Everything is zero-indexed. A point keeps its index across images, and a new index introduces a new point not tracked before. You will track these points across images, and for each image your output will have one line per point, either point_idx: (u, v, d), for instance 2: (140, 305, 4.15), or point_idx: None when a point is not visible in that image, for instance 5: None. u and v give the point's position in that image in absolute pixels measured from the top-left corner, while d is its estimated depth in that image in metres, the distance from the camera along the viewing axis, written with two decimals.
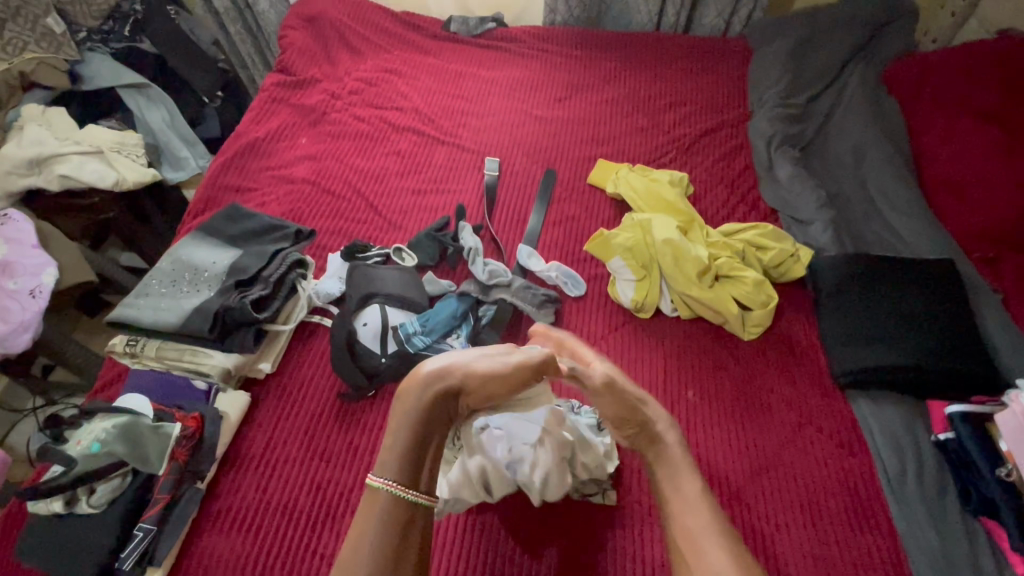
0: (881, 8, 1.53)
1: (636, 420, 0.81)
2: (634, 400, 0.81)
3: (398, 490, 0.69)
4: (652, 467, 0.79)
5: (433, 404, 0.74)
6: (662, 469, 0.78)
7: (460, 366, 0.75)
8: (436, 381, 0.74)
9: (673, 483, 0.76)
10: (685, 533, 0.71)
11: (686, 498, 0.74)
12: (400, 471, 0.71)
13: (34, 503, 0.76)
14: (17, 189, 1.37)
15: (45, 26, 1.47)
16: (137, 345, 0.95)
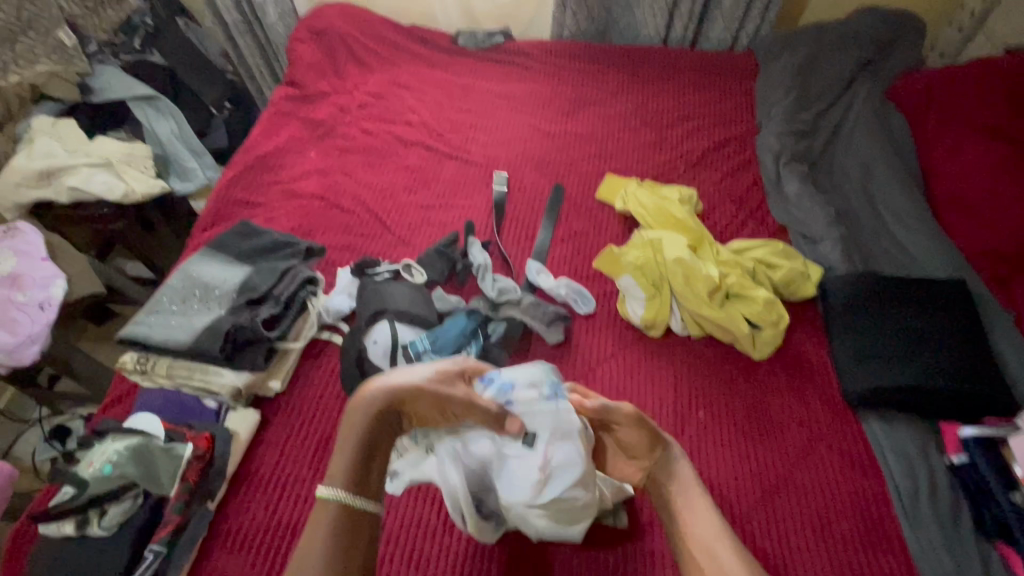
0: (887, 25, 1.54)
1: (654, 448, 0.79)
2: (656, 432, 0.78)
3: (346, 498, 0.67)
4: (662, 485, 0.78)
5: (377, 423, 0.70)
6: (675, 487, 0.77)
7: (401, 385, 0.70)
8: (378, 399, 0.70)
9: (684, 498, 0.76)
10: (700, 545, 0.72)
11: (698, 513, 0.74)
12: (347, 479, 0.68)
13: (46, 526, 0.76)
14: (27, 200, 1.37)
15: (57, 39, 1.47)
16: (148, 363, 0.95)
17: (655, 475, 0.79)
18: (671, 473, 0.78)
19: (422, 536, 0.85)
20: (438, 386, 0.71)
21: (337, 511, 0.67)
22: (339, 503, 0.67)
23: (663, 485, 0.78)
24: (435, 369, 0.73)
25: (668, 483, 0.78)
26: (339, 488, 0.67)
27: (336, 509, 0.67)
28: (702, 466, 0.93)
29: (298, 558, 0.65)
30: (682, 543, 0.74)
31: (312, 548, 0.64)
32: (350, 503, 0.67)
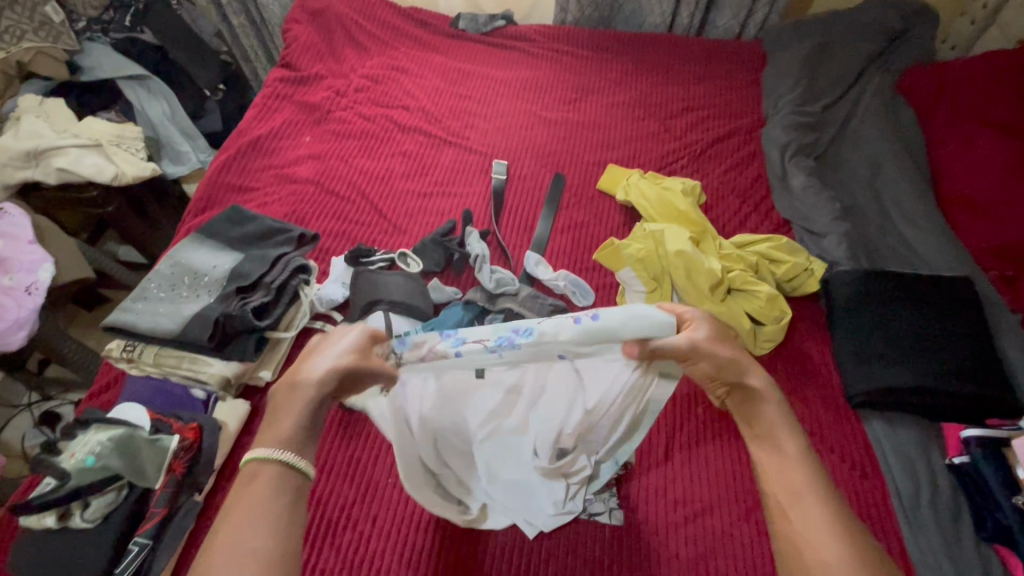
0: (899, 15, 1.50)
1: (730, 377, 0.68)
2: (722, 363, 0.67)
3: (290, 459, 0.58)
4: (743, 422, 0.68)
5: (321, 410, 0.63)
6: (751, 427, 0.67)
7: (336, 368, 0.63)
8: (314, 385, 0.62)
9: (767, 438, 0.64)
10: (786, 490, 0.60)
11: (781, 452, 0.62)
12: (292, 440, 0.59)
13: (26, 517, 0.74)
14: (13, 181, 1.33)
15: (43, 14, 1.43)
16: (134, 351, 0.92)
17: (739, 406, 0.69)
18: (758, 408, 0.66)
19: (414, 529, 0.83)
20: (362, 363, 0.66)
21: (283, 476, 0.57)
22: (287, 467, 0.58)
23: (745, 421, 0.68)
24: (356, 345, 0.66)
25: (746, 418, 0.67)
26: (285, 452, 0.58)
27: (282, 475, 0.57)
28: (701, 463, 0.91)
29: (230, 520, 0.54)
30: (764, 487, 0.63)
31: (243, 508, 0.55)
32: (299, 471, 0.58)
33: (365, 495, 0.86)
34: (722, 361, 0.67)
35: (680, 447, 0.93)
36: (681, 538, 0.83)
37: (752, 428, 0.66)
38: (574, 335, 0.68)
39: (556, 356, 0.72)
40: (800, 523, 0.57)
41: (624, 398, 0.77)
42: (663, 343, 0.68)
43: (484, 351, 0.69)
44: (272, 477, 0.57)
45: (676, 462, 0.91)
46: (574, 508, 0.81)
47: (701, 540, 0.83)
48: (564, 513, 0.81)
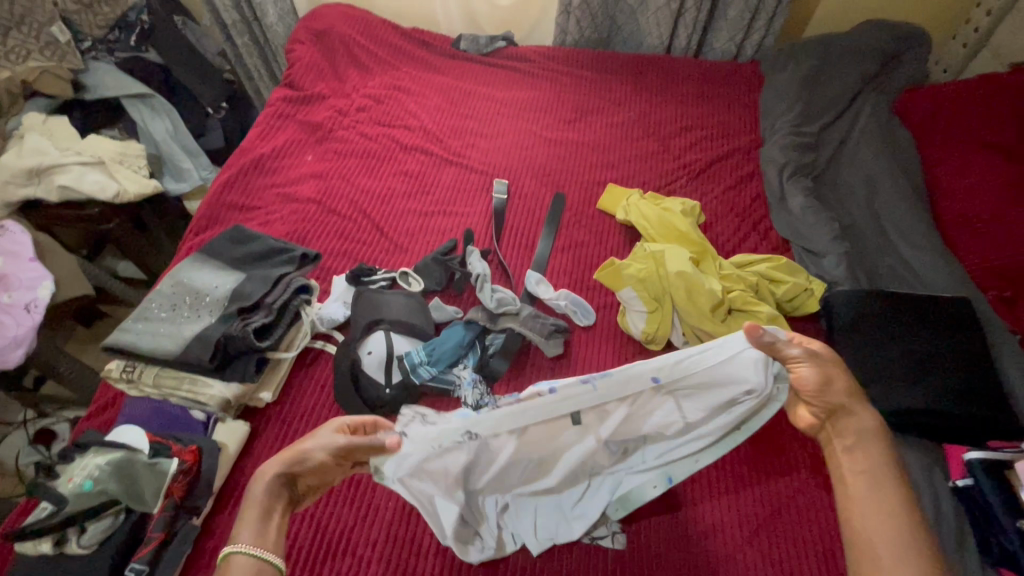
0: (891, 39, 1.53)
1: (831, 400, 0.74)
2: (837, 376, 0.74)
3: (245, 545, 0.61)
4: (834, 438, 0.74)
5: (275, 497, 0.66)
6: (852, 460, 0.72)
7: (280, 467, 0.66)
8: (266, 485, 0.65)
9: (859, 458, 0.71)
10: (884, 536, 0.64)
11: (880, 502, 0.67)
12: (252, 527, 0.62)
13: (21, 543, 0.73)
14: (15, 199, 1.34)
15: (49, 34, 1.44)
16: (134, 372, 0.91)
17: (834, 427, 0.75)
18: (861, 433, 0.73)
19: (412, 554, 0.82)
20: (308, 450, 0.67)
21: (240, 562, 0.60)
22: (241, 552, 0.60)
23: (837, 440, 0.74)
24: (317, 439, 0.68)
25: (846, 439, 0.73)
26: (241, 539, 0.61)
27: (237, 560, 0.60)
28: (702, 486, 0.90)
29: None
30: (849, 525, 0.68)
31: None
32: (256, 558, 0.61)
33: (364, 516, 0.86)
34: (833, 380, 0.74)
35: None
36: (685, 563, 0.82)
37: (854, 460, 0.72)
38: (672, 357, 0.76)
39: (650, 378, 0.76)
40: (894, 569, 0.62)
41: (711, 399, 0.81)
42: (779, 347, 0.75)
43: (581, 383, 0.72)
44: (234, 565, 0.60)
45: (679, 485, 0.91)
46: (584, 520, 0.81)
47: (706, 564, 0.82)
48: (570, 528, 0.81)
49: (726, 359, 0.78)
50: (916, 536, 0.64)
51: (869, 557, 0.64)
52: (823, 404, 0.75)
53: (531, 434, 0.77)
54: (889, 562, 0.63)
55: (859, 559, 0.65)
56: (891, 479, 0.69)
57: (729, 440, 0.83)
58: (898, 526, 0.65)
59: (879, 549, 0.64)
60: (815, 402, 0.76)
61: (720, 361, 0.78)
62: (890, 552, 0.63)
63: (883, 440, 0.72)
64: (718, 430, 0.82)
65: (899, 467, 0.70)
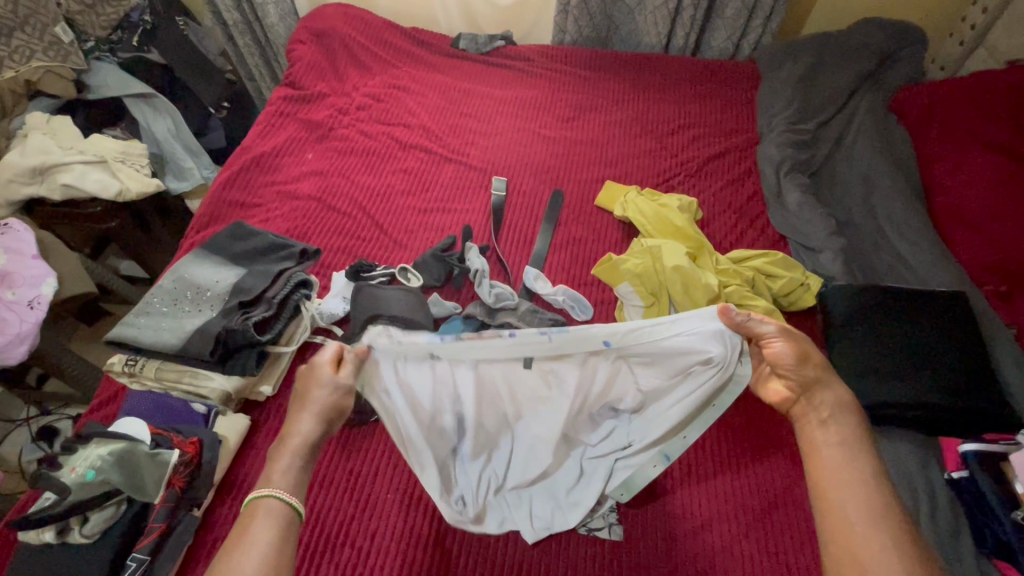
0: (889, 37, 1.54)
1: (806, 374, 0.74)
2: (810, 351, 0.75)
3: (284, 495, 0.64)
4: (810, 411, 0.73)
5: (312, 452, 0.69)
6: (826, 434, 0.70)
7: (316, 421, 0.69)
8: (301, 440, 0.68)
9: (833, 431, 0.70)
10: (857, 511, 0.64)
11: (855, 476, 0.66)
12: (289, 480, 0.66)
13: (25, 532, 0.74)
14: (18, 197, 1.36)
15: (52, 35, 1.45)
16: (136, 365, 0.93)
17: (811, 402, 0.73)
18: (837, 406, 0.72)
19: (411, 547, 0.83)
20: (336, 399, 0.70)
21: (278, 513, 0.63)
22: (280, 503, 0.63)
23: (812, 413, 0.73)
24: (321, 386, 0.70)
25: (820, 412, 0.72)
26: (279, 489, 0.64)
27: (275, 509, 0.63)
28: (698, 480, 0.91)
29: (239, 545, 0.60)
30: (818, 496, 0.67)
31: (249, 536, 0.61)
32: (293, 508, 0.64)
33: (363, 509, 0.86)
34: (806, 354, 0.75)
35: (679, 463, 0.93)
36: (681, 558, 0.83)
37: (830, 435, 0.70)
38: (630, 325, 0.74)
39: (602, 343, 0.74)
40: (867, 542, 0.61)
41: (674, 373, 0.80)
42: (752, 325, 0.76)
43: (537, 333, 0.71)
44: (263, 510, 0.63)
45: (676, 478, 0.91)
46: (578, 509, 0.83)
47: (700, 556, 0.83)
48: (566, 518, 0.83)
49: (682, 332, 0.75)
50: (887, 507, 0.64)
51: (845, 532, 0.63)
52: (798, 378, 0.74)
53: (494, 392, 0.79)
54: (864, 533, 0.62)
55: (833, 534, 0.64)
56: (864, 454, 0.68)
57: (705, 418, 0.80)
58: (871, 498, 0.65)
59: (854, 521, 0.63)
60: (791, 375, 0.75)
61: (675, 332, 0.75)
62: (862, 523, 0.63)
63: (855, 413, 0.72)
64: (690, 407, 0.78)
65: (871, 442, 0.70)
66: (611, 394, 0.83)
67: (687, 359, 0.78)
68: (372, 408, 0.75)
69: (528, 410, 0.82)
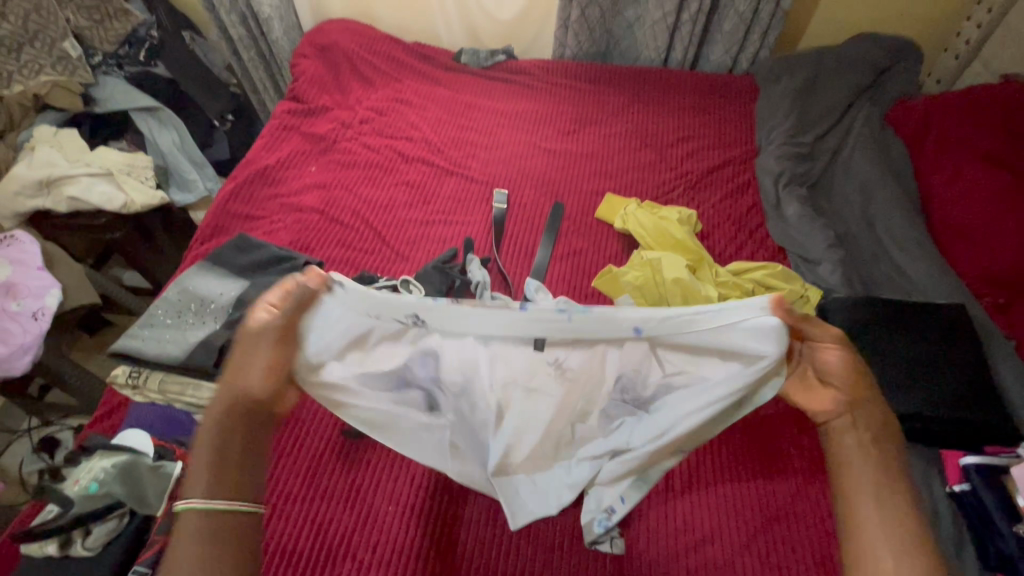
0: (884, 51, 1.56)
1: (850, 389, 0.73)
2: (863, 368, 0.73)
3: (197, 503, 0.60)
4: (852, 429, 0.71)
5: (233, 411, 0.66)
6: (866, 450, 0.69)
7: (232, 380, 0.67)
8: (221, 408, 0.66)
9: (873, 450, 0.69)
10: (882, 530, 0.62)
11: (885, 497, 0.64)
12: (203, 484, 0.61)
13: (28, 545, 0.74)
14: (25, 210, 1.37)
15: (61, 50, 1.47)
16: (139, 377, 0.94)
17: (853, 419, 0.72)
18: (881, 427, 0.70)
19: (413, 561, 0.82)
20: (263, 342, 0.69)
21: (195, 527, 0.59)
22: (191, 514, 0.60)
23: (851, 432, 0.71)
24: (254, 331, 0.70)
25: (859, 431, 0.71)
26: (192, 499, 0.61)
27: (192, 522, 0.59)
28: (700, 492, 0.91)
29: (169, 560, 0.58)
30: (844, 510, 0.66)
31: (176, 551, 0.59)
32: (210, 511, 0.60)
33: (364, 521, 0.86)
34: (861, 370, 0.73)
35: (680, 475, 0.93)
36: (681, 569, 0.83)
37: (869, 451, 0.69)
38: (670, 314, 0.73)
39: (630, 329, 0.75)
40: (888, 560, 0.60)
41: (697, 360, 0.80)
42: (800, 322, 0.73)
43: (555, 311, 0.73)
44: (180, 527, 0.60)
45: (676, 491, 0.91)
46: (568, 484, 0.85)
47: (701, 568, 0.83)
48: (547, 503, 0.84)
49: (736, 326, 0.74)
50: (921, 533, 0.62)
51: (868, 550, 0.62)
52: (846, 391, 0.73)
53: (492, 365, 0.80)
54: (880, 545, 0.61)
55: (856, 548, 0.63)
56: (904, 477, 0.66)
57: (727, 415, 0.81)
58: (896, 514, 0.63)
59: (871, 534, 0.62)
60: (839, 387, 0.73)
61: (730, 326, 0.74)
62: (889, 546, 0.61)
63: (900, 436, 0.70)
64: (718, 406, 0.77)
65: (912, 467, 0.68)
66: (622, 373, 0.81)
67: (727, 351, 0.77)
68: (348, 356, 0.77)
69: (516, 385, 0.81)
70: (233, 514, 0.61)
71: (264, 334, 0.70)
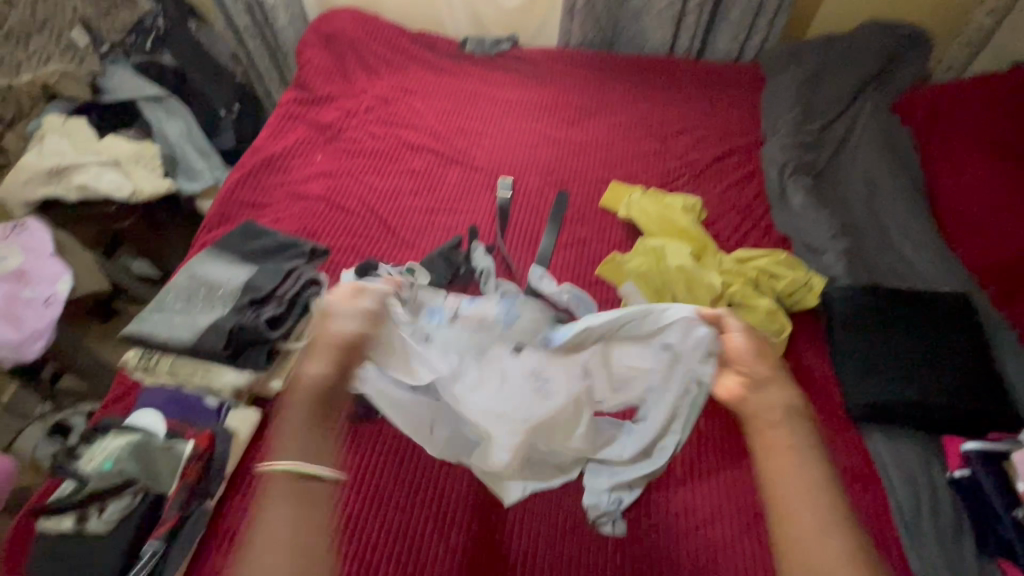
0: (894, 39, 1.54)
1: (756, 368, 0.74)
2: (769, 352, 0.76)
3: (297, 469, 0.61)
4: (761, 411, 0.70)
5: (327, 395, 0.67)
6: (776, 431, 0.67)
7: (327, 359, 0.69)
8: (307, 386, 0.67)
9: (783, 429, 0.67)
10: (811, 522, 0.59)
11: (795, 475, 0.62)
12: (302, 450, 0.62)
13: (46, 519, 0.77)
14: (36, 198, 1.39)
15: (70, 39, 1.54)
16: (151, 361, 0.96)
17: (761, 398, 0.71)
18: (786, 404, 0.70)
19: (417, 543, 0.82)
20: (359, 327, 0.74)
21: (289, 488, 0.60)
22: (289, 477, 0.60)
23: (764, 412, 0.70)
24: (340, 320, 0.73)
25: (773, 415, 0.69)
26: (290, 463, 0.61)
27: (288, 484, 0.60)
28: (701, 477, 0.92)
29: (269, 526, 0.58)
30: (770, 502, 0.62)
31: (274, 516, 0.58)
32: (305, 475, 0.61)
33: None
34: (763, 352, 0.76)
35: (682, 460, 0.94)
36: (682, 552, 0.84)
37: (774, 427, 0.68)
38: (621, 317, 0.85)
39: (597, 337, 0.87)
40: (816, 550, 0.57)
41: (640, 371, 0.88)
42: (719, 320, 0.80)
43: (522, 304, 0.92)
44: (275, 492, 0.60)
45: (678, 475, 0.92)
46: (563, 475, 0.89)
47: (701, 553, 0.84)
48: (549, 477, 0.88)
49: (660, 335, 0.86)
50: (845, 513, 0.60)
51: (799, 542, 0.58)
52: (754, 373, 0.74)
53: (484, 373, 0.86)
54: (805, 543, 0.58)
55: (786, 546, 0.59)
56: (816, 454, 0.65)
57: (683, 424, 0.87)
58: (819, 503, 0.60)
59: (794, 521, 0.60)
60: (745, 370, 0.75)
61: (658, 335, 0.86)
62: (817, 532, 0.58)
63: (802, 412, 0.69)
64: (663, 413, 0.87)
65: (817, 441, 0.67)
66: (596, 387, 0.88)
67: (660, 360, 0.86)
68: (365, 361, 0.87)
69: (508, 386, 0.84)
70: (330, 484, 0.62)
71: (354, 317, 0.74)
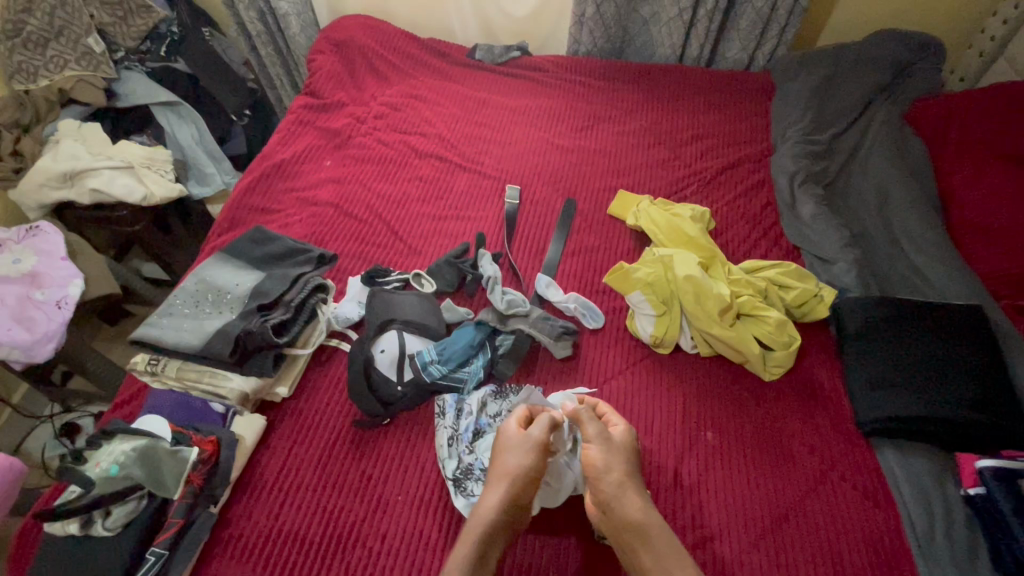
0: (907, 48, 1.53)
1: (607, 484, 0.76)
2: (626, 451, 0.82)
3: None
4: (627, 534, 0.71)
5: (496, 524, 0.70)
6: (648, 554, 0.69)
7: (502, 485, 0.74)
8: (486, 515, 0.71)
9: (650, 547, 0.69)
10: None
11: None
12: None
13: (50, 524, 0.77)
14: (50, 200, 1.40)
15: (86, 45, 1.50)
16: (158, 365, 0.96)
17: (614, 515, 0.74)
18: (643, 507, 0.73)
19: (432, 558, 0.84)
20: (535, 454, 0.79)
21: None
22: None
23: (628, 529, 0.71)
24: (513, 449, 0.79)
25: (634, 529, 0.71)
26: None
27: None
28: (707, 490, 0.91)
29: None
30: None
31: None
32: None
33: (375, 511, 0.88)
34: (612, 460, 0.79)
35: (688, 473, 0.93)
36: None
37: (642, 542, 0.70)
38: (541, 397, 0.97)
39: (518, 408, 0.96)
40: None
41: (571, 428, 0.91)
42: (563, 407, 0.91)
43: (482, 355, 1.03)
44: None
45: (685, 487, 0.91)
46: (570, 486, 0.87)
47: (708, 566, 0.84)
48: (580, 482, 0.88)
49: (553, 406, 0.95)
50: None
51: None
52: (607, 487, 0.76)
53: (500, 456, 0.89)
54: None
55: None
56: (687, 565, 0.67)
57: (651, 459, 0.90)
58: None
59: None
60: (599, 482, 0.77)
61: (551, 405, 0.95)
62: None
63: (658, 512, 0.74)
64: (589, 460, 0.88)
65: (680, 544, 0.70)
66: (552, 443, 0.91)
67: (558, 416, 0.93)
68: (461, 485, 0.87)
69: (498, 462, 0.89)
70: None
71: (528, 441, 0.80)
